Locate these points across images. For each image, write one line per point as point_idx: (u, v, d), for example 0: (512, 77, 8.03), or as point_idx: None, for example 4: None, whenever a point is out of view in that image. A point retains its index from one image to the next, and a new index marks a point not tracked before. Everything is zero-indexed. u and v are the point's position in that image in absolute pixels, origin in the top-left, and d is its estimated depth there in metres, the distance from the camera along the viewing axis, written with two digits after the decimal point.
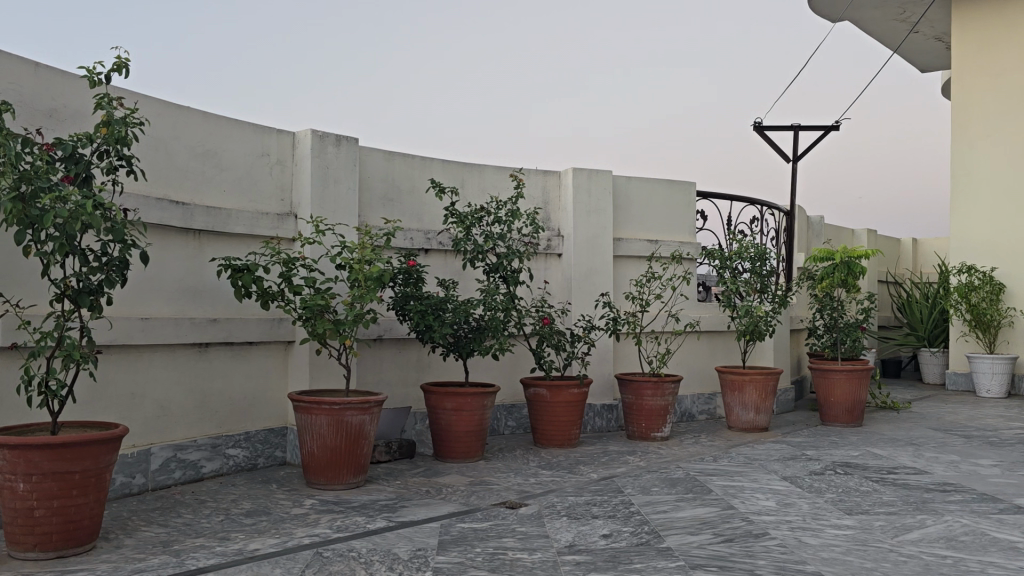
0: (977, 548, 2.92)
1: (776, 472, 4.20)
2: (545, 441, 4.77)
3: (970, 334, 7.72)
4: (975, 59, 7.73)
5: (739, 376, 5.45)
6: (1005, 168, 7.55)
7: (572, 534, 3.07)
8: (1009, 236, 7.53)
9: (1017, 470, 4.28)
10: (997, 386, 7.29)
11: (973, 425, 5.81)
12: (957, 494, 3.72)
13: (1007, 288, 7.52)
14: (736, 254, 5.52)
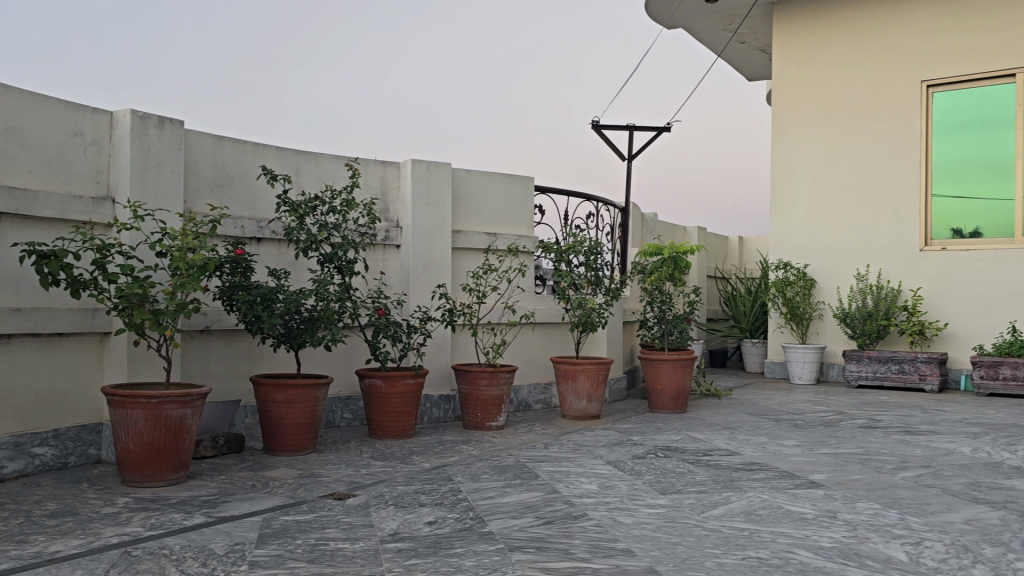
0: (772, 520, 3.17)
1: (601, 457, 4.38)
2: (379, 433, 4.76)
3: (786, 326, 8.31)
4: (795, 69, 8.34)
5: (573, 364, 5.62)
6: (819, 171, 8.18)
7: (397, 522, 3.09)
8: (822, 234, 8.15)
9: (816, 449, 4.67)
10: (808, 373, 7.93)
11: (784, 410, 6.29)
12: (761, 472, 4.03)
13: (818, 284, 8.15)
14: (570, 248, 5.69)
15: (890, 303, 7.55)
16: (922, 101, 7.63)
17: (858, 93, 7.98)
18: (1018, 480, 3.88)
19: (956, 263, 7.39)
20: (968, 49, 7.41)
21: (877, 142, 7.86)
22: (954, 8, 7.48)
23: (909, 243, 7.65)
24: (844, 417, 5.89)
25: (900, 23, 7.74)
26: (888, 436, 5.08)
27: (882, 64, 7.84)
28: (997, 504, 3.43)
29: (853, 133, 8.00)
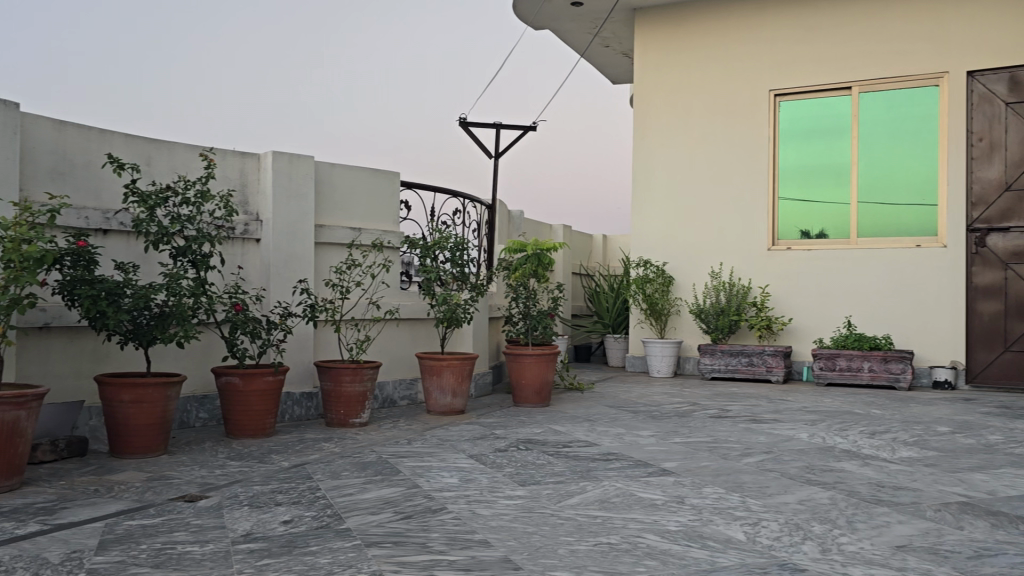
0: (624, 507, 3.30)
1: (464, 451, 4.42)
2: (236, 432, 4.61)
3: (645, 321, 8.62)
4: (653, 72, 8.66)
5: (437, 360, 5.63)
6: (675, 171, 8.54)
7: (251, 522, 3.01)
8: (677, 232, 8.52)
9: (669, 438, 4.89)
10: (666, 367, 8.26)
11: (642, 402, 6.53)
12: (617, 462, 4.18)
13: (676, 281, 8.48)
14: (436, 244, 5.69)
15: (741, 299, 7.97)
16: (770, 109, 8.10)
17: (713, 99, 8.37)
18: (846, 462, 4.20)
19: (800, 262, 7.90)
20: (811, 62, 7.93)
21: (729, 146, 8.28)
22: (799, 23, 7.99)
23: (758, 243, 8.11)
24: (696, 408, 6.20)
25: (751, 36, 8.19)
26: (735, 425, 5.38)
27: (735, 72, 8.27)
28: (827, 485, 3.70)
29: (708, 137, 8.39)
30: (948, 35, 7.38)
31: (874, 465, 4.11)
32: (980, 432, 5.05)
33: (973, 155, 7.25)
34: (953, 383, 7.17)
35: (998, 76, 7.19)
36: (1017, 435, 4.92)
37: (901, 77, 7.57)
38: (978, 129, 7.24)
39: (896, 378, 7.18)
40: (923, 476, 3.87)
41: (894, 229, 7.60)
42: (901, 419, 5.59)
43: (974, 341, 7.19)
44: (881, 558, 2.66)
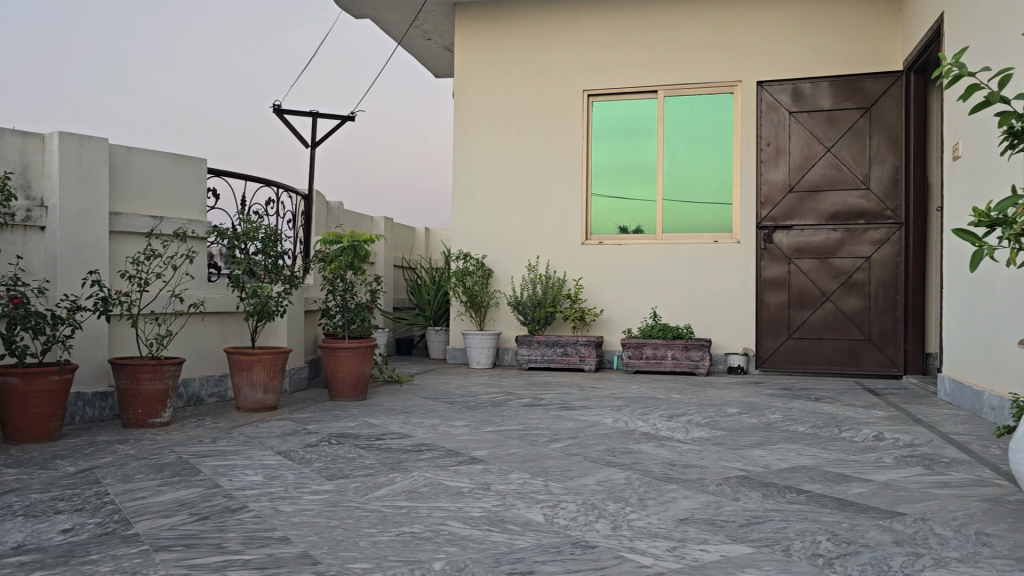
0: (431, 496, 3.34)
1: (272, 448, 4.29)
2: (16, 437, 4.25)
3: (465, 313, 8.72)
4: (469, 67, 8.77)
5: (247, 355, 5.43)
6: (493, 165, 8.69)
7: (24, 533, 2.78)
8: (496, 227, 8.68)
9: (481, 428, 4.98)
10: (485, 357, 8.41)
11: (459, 393, 6.63)
12: (428, 452, 4.22)
13: (494, 274, 8.65)
14: (247, 235, 5.49)
15: (556, 292, 8.26)
16: (583, 108, 8.43)
17: (528, 96, 8.59)
18: (644, 444, 4.46)
19: (610, 256, 8.28)
20: (622, 66, 8.32)
21: (544, 142, 8.54)
22: (609, 27, 8.36)
23: (572, 237, 8.42)
24: (511, 397, 6.37)
25: (565, 36, 8.48)
26: (546, 413, 5.58)
27: (549, 71, 8.53)
28: (625, 466, 3.92)
29: (525, 133, 8.60)
30: (740, 45, 7.98)
31: (668, 446, 4.40)
32: (763, 411, 5.53)
33: (762, 158, 7.89)
34: (746, 368, 7.78)
35: (783, 86, 7.85)
36: (793, 414, 5.44)
37: (701, 84, 8.10)
38: (767, 134, 7.88)
39: (696, 365, 7.69)
40: (710, 454, 4.19)
41: (694, 226, 8.13)
42: (697, 402, 6.02)
43: (763, 328, 7.83)
44: (664, 531, 2.86)
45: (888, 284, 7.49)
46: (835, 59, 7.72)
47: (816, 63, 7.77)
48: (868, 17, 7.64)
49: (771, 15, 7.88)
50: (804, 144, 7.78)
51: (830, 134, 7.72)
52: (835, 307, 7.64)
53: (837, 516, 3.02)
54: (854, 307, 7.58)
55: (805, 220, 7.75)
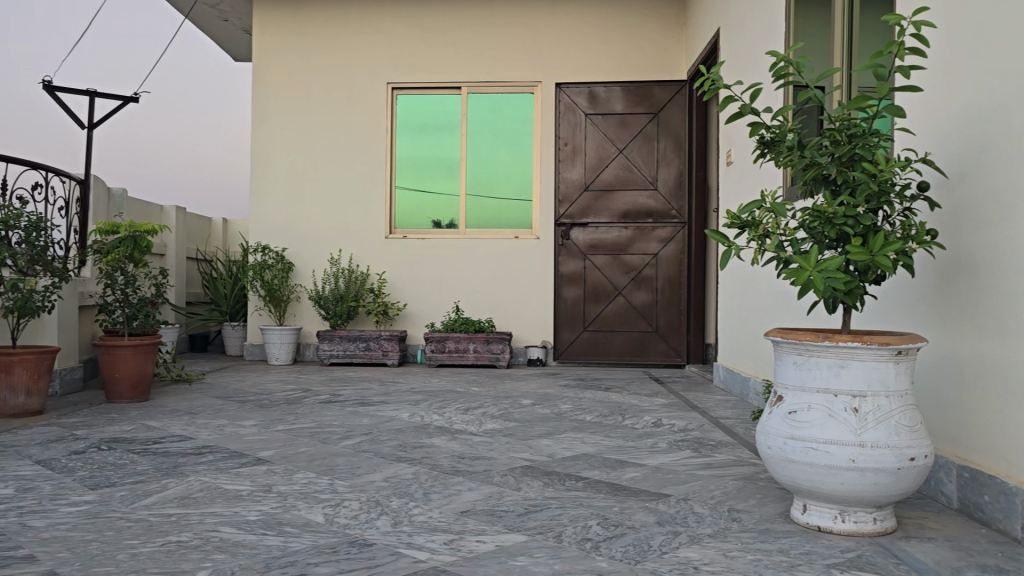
0: (206, 501, 3.18)
1: (29, 457, 3.91)
2: None
3: (263, 308, 8.40)
4: (270, 50, 8.44)
5: (5, 356, 4.92)
6: (295, 154, 8.42)
7: None
8: (297, 219, 8.42)
9: (271, 427, 4.81)
10: (285, 354, 8.12)
11: (252, 391, 6.37)
12: (210, 454, 4.02)
13: (295, 267, 8.39)
14: (7, 223, 4.98)
15: (359, 286, 8.12)
16: (386, 99, 8.35)
17: (332, 84, 8.39)
18: (436, 437, 4.48)
19: (414, 250, 8.27)
20: (425, 60, 8.33)
21: (348, 132, 8.37)
22: (414, 20, 8.33)
23: (375, 231, 8.34)
24: (307, 394, 6.20)
25: (369, 26, 8.36)
26: (342, 409, 5.48)
27: (354, 61, 8.37)
28: (414, 460, 3.92)
29: (327, 122, 8.39)
30: (541, 47, 8.22)
31: (460, 439, 4.46)
32: (555, 402, 5.74)
33: (560, 157, 8.17)
34: (544, 360, 8.04)
35: (580, 89, 8.17)
36: (583, 404, 5.69)
37: (503, 83, 8.27)
38: (565, 135, 8.17)
39: (496, 358, 7.86)
40: (499, 445, 4.29)
41: (496, 222, 8.30)
42: (494, 395, 6.14)
43: (561, 322, 8.12)
44: (444, 524, 2.89)
45: (672, 279, 8.00)
46: (628, 66, 8.13)
47: (610, 70, 8.14)
48: (657, 29, 8.11)
49: (570, 19, 8.17)
50: (599, 145, 8.14)
51: (622, 137, 8.12)
52: (626, 301, 8.05)
53: (608, 501, 3.18)
54: (643, 301, 8.03)
55: (599, 218, 8.12)
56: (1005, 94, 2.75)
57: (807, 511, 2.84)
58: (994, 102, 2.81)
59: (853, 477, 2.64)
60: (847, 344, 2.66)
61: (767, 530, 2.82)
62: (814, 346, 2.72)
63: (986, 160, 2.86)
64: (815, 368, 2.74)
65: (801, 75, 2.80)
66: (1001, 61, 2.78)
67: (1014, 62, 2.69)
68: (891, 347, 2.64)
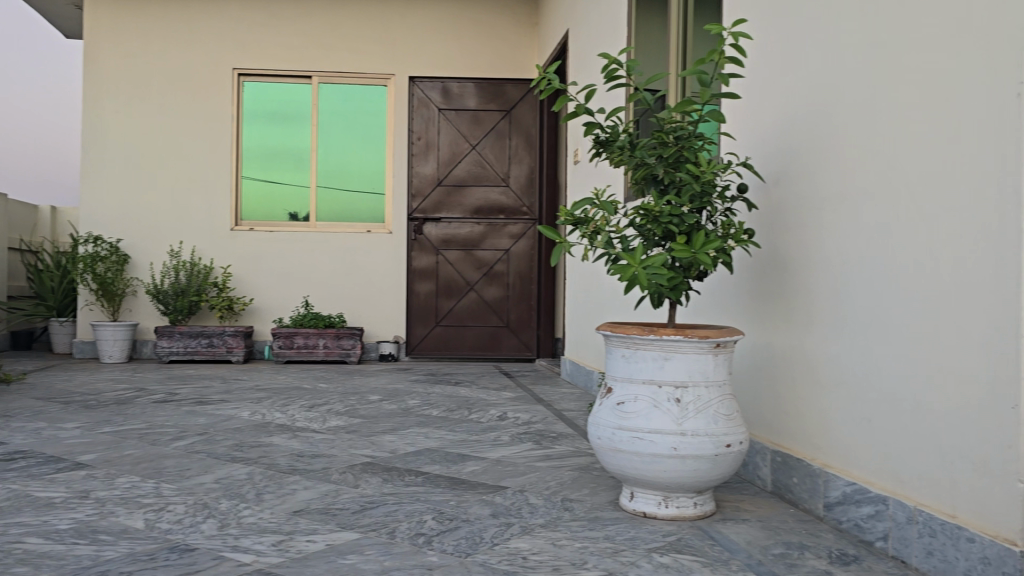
0: (12, 511, 2.94)
1: None
2: None
3: (95, 303, 7.88)
4: (104, 28, 7.91)
5: None
6: (131, 139, 7.95)
7: None
8: (133, 208, 7.96)
9: (96, 429, 4.52)
10: (119, 351, 7.65)
11: (79, 391, 5.96)
12: (22, 460, 3.73)
13: (131, 259, 7.93)
14: None
15: (202, 280, 7.76)
16: (233, 86, 8.02)
17: (173, 67, 7.97)
18: (276, 436, 4.36)
19: (261, 243, 8.00)
20: (274, 48, 8.06)
21: (190, 118, 7.98)
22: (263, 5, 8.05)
23: (218, 223, 8.00)
24: (141, 393, 5.86)
25: (214, 9, 8.00)
26: (177, 409, 5.23)
27: (197, 44, 7.99)
28: (250, 460, 3.79)
29: (168, 106, 7.97)
30: (395, 39, 8.14)
31: (301, 437, 4.35)
32: (403, 397, 5.70)
33: (413, 152, 8.11)
34: (396, 355, 7.98)
35: (433, 84, 8.15)
36: (430, 399, 5.68)
37: (356, 74, 8.13)
38: (417, 129, 8.12)
39: (347, 353, 7.73)
40: (341, 442, 4.22)
41: (348, 215, 8.16)
42: (341, 391, 6.03)
43: (413, 317, 8.09)
44: (275, 525, 2.81)
45: (523, 275, 8.14)
46: (482, 63, 8.18)
47: (465, 65, 8.17)
48: (510, 27, 8.22)
49: (424, 13, 8.14)
50: (452, 140, 8.14)
51: (474, 133, 8.17)
52: (478, 296, 8.12)
53: (446, 495, 3.19)
54: (494, 296, 8.12)
55: (452, 213, 8.13)
56: (812, 103, 2.96)
57: (634, 498, 2.95)
58: (804, 111, 3.02)
59: (674, 464, 2.77)
60: (670, 337, 2.78)
61: (596, 518, 2.92)
62: (641, 340, 2.83)
63: (797, 165, 3.06)
64: (641, 361, 2.85)
65: (629, 78, 2.89)
66: (809, 73, 2.98)
67: (820, 76, 2.91)
68: (710, 340, 2.79)
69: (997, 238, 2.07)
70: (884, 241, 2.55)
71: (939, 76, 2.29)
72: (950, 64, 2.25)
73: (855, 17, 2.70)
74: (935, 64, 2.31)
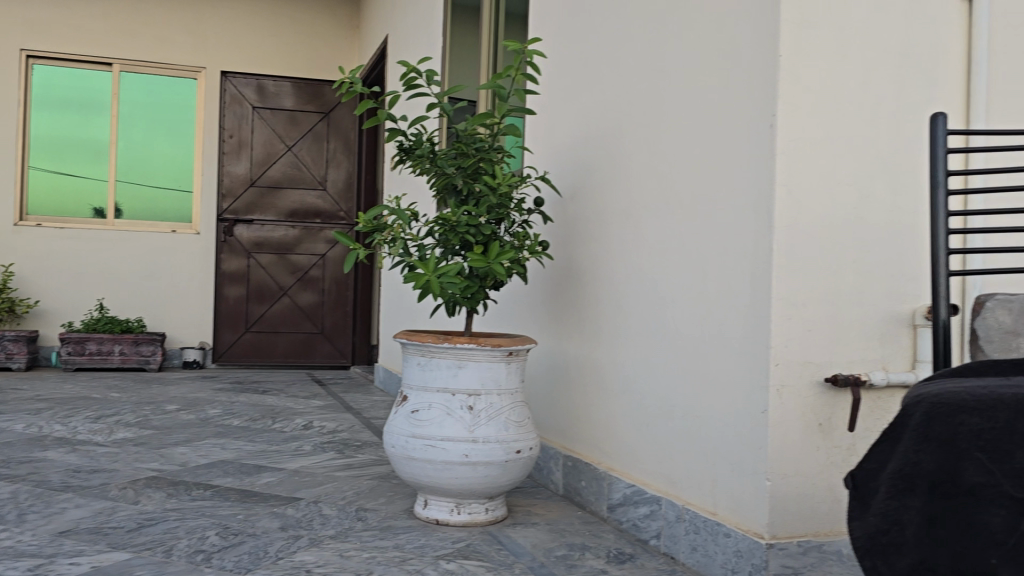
0: None
1: None
2: None
3: None
4: None
5: None
6: None
7: None
8: None
9: None
10: None
11: None
12: None
13: None
14: None
15: None
16: (19, 69, 7.37)
17: None
18: (51, 450, 4.01)
19: (49, 240, 7.38)
20: (69, 29, 7.49)
21: None
22: None
23: None
24: None
25: None
26: None
27: None
28: (16, 478, 3.46)
29: None
30: (205, 31, 7.78)
31: (80, 451, 4.03)
32: (203, 407, 5.43)
33: (224, 150, 7.75)
34: (201, 363, 7.63)
35: (247, 80, 7.82)
36: (233, 408, 5.44)
37: (161, 63, 7.70)
38: (229, 126, 7.75)
39: (146, 361, 7.27)
40: (126, 456, 3.95)
41: (151, 210, 7.74)
42: (134, 401, 5.65)
43: (221, 322, 7.72)
44: (35, 548, 2.58)
45: (339, 281, 7.98)
46: (300, 61, 7.99)
47: (282, 63, 7.94)
48: (327, 26, 8.10)
49: (237, 5, 7.85)
50: (266, 140, 7.83)
51: (291, 133, 7.90)
52: (291, 301, 7.87)
53: (234, 509, 3.06)
54: (309, 302, 7.90)
55: (265, 215, 7.84)
56: (604, 122, 3.10)
57: (427, 506, 2.97)
58: (596, 130, 3.16)
59: (466, 471, 2.80)
60: (464, 345, 2.83)
61: (389, 527, 2.90)
62: (435, 348, 2.85)
63: (591, 180, 3.19)
64: (435, 369, 2.88)
65: (429, 88, 2.90)
66: (601, 93, 3.13)
67: (612, 96, 3.05)
68: (502, 349, 2.87)
69: (753, 254, 2.25)
70: (661, 255, 2.71)
71: (708, 104, 2.47)
72: (717, 93, 2.43)
73: (642, 44, 2.85)
74: (706, 94, 2.48)
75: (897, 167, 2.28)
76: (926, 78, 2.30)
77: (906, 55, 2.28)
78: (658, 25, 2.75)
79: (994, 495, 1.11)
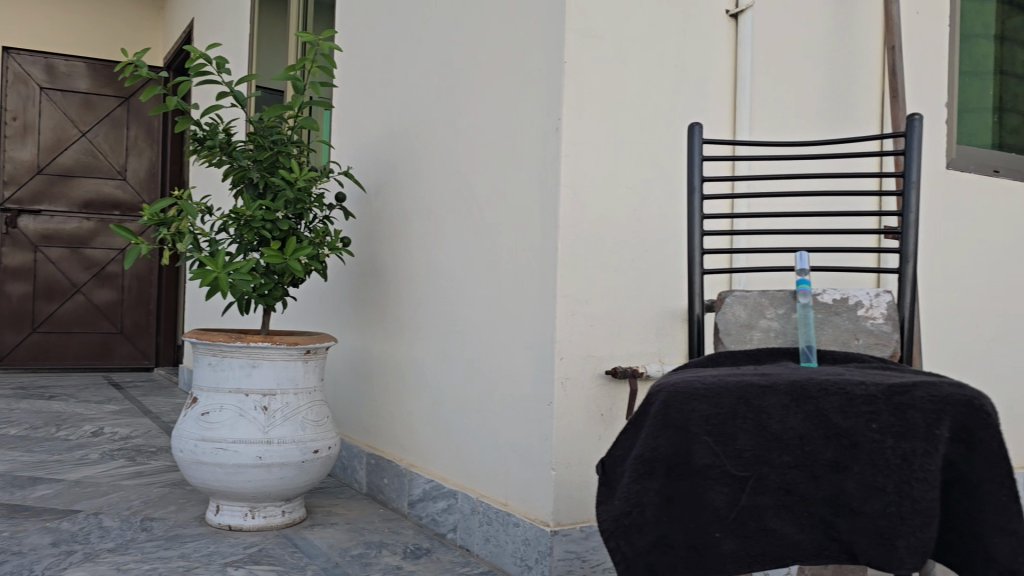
0: None
1: None
2: None
3: None
4: None
5: None
6: None
7: None
8: None
9: None
10: None
11: None
12: None
13: None
14: None
15: None
16: None
17: None
18: None
19: None
20: None
21: None
22: None
23: None
24: None
25: None
26: None
27: None
28: None
29: None
30: None
31: None
32: None
33: (6, 133, 7.08)
34: None
35: (34, 58, 7.20)
36: (11, 415, 4.98)
37: None
38: (12, 107, 7.09)
39: None
40: None
41: None
42: None
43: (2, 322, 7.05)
44: None
45: (139, 276, 7.46)
46: (96, 41, 7.45)
47: (75, 41, 7.36)
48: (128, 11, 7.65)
49: None
50: (55, 124, 7.22)
51: (86, 118, 7.33)
52: (86, 299, 7.29)
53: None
54: (106, 299, 7.37)
55: (55, 205, 7.23)
56: (405, 119, 3.11)
57: (219, 511, 2.84)
58: (398, 126, 3.16)
59: (259, 474, 2.72)
60: (258, 344, 2.74)
61: (176, 536, 2.76)
62: (227, 347, 2.74)
63: (393, 177, 3.19)
64: (227, 369, 2.77)
65: (219, 76, 2.78)
66: (403, 90, 3.13)
67: (413, 94, 3.06)
68: (299, 347, 2.80)
69: (541, 252, 2.32)
70: (458, 251, 2.75)
71: (501, 105, 2.53)
72: (508, 95, 2.50)
73: (441, 44, 2.87)
74: (499, 95, 2.54)
75: (672, 172, 2.44)
76: (697, 89, 2.48)
77: (679, 68, 2.44)
78: (455, 24, 2.79)
79: (720, 474, 1.24)
